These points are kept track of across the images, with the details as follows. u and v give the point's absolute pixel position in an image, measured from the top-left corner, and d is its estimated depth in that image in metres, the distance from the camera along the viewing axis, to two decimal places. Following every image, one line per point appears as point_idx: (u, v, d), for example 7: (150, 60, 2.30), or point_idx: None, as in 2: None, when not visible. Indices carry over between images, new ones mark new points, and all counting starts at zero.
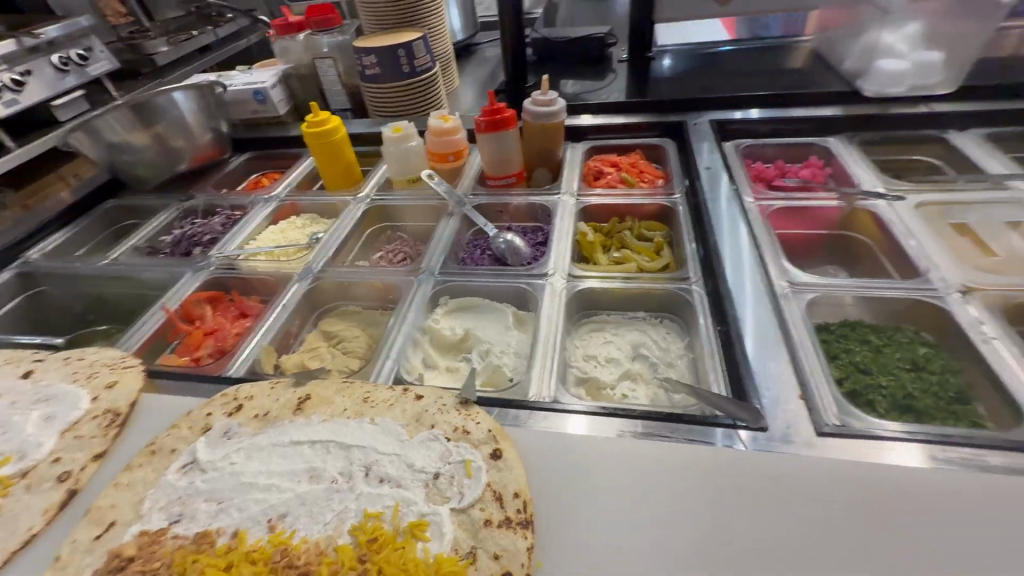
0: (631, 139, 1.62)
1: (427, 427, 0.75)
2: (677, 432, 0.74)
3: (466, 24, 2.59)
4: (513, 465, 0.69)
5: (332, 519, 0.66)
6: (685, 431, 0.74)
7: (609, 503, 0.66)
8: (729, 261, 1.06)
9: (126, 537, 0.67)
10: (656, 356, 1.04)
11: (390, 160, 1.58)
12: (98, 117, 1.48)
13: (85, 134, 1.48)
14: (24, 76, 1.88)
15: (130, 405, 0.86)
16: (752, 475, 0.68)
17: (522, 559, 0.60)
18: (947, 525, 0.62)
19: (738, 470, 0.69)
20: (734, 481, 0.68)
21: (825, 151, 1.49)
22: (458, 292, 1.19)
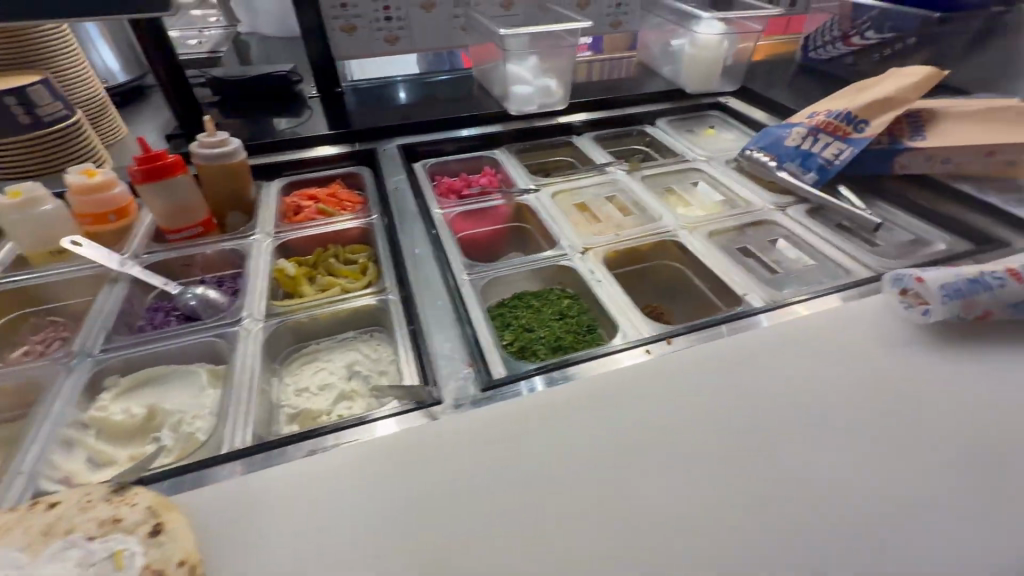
0: (328, 170, 1.66)
1: (61, 535, 0.62)
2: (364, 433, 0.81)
3: (126, 64, 2.25)
4: (178, 534, 0.63)
5: None
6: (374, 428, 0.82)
7: (301, 522, 0.70)
8: (415, 267, 1.19)
9: None
10: (370, 368, 1.09)
11: (15, 232, 1.26)
12: None
13: None
14: None
15: None
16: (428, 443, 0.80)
17: None
18: (568, 424, 0.82)
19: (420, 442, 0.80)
20: (415, 454, 0.78)
21: (494, 161, 1.79)
22: (133, 366, 1.02)
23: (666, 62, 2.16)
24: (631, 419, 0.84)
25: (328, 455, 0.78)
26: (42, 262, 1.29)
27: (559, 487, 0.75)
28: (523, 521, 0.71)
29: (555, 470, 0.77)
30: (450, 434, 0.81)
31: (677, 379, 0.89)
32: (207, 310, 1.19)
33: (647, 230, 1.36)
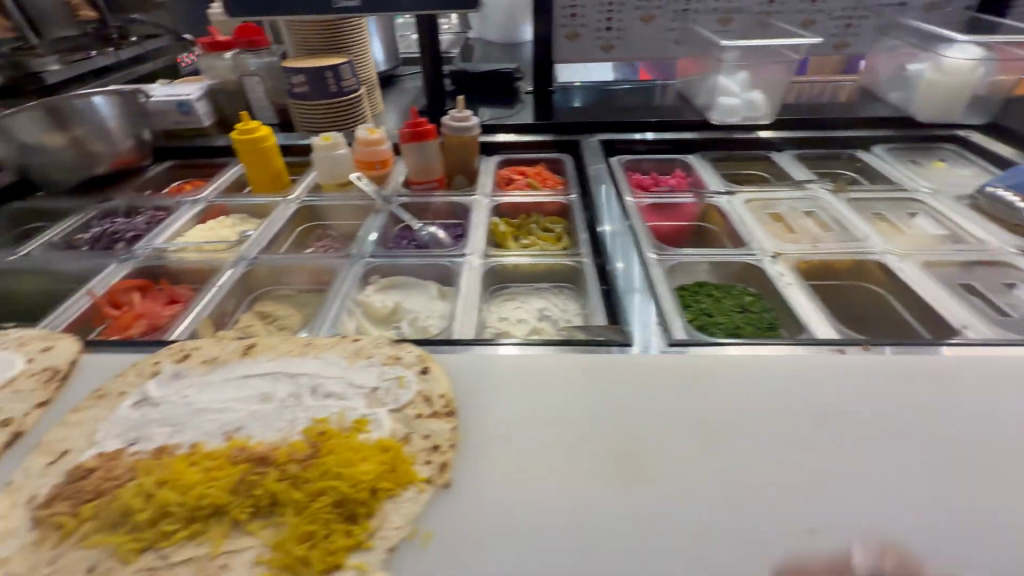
0: (537, 153, 1.90)
1: (365, 357, 0.90)
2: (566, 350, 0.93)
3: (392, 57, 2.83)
4: (439, 376, 0.85)
5: (284, 425, 0.77)
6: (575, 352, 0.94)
7: (517, 398, 0.83)
8: (610, 240, 1.34)
9: (83, 458, 0.73)
10: (558, 316, 1.26)
11: (319, 166, 1.71)
12: (9, 119, 1.50)
13: None
14: None
15: (72, 362, 0.91)
16: (623, 370, 0.90)
17: (448, 435, 0.76)
18: (760, 391, 0.86)
19: (618, 369, 0.90)
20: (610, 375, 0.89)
21: (686, 165, 1.86)
22: (387, 272, 1.34)
23: (898, 88, 2.00)
24: (824, 401, 0.84)
25: (539, 356, 0.91)
26: (330, 190, 1.74)
27: (746, 434, 0.79)
28: (710, 454, 0.76)
29: (742, 421, 0.81)
30: (643, 369, 0.90)
31: (876, 382, 0.87)
32: (437, 244, 1.49)
33: (847, 247, 1.32)
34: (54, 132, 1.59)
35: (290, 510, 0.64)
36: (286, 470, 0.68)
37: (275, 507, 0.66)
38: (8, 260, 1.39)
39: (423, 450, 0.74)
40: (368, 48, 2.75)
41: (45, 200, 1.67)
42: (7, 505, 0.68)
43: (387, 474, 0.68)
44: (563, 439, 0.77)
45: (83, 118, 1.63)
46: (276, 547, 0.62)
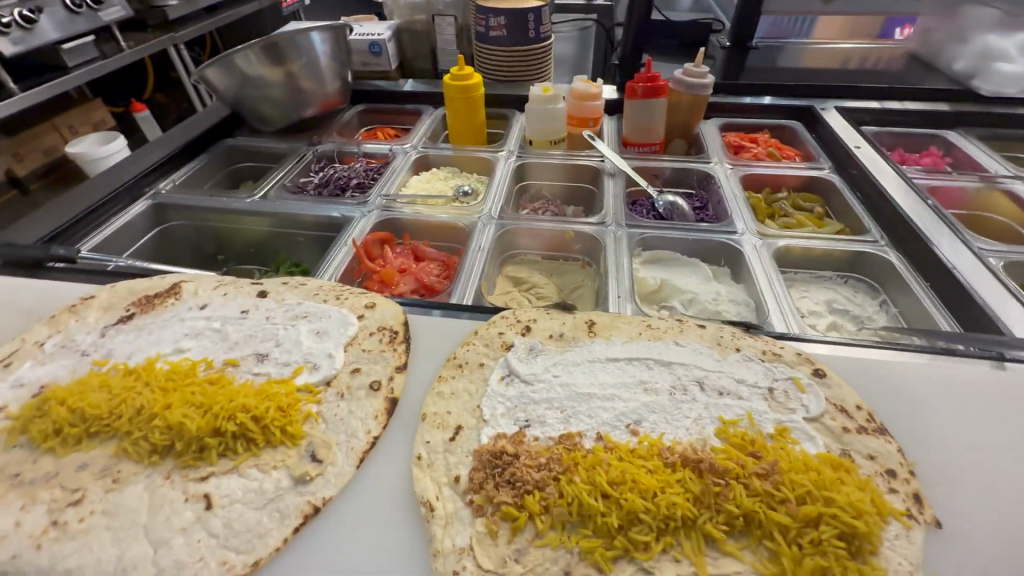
0: (758, 119, 1.70)
1: (734, 349, 0.79)
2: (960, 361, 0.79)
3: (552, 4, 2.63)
4: (840, 382, 0.73)
5: (692, 424, 0.68)
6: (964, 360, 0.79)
7: (945, 419, 0.71)
8: (918, 222, 1.14)
9: (484, 438, 0.67)
10: (853, 310, 1.11)
11: (532, 119, 1.58)
12: (237, 53, 1.44)
13: (220, 69, 1.45)
14: (36, 14, 2.06)
15: (405, 322, 0.85)
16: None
17: (898, 458, 0.64)
18: None
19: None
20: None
21: (944, 142, 1.60)
22: (647, 245, 1.22)
23: None
24: None
25: (941, 367, 0.77)
26: (543, 147, 1.61)
27: None
28: None
29: None
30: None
31: None
32: (680, 215, 1.36)
33: None
34: (273, 67, 1.53)
35: (778, 536, 0.56)
36: (751, 485, 0.59)
37: (748, 526, 0.58)
38: (246, 201, 1.37)
39: (874, 472, 0.63)
40: None
41: (256, 140, 1.65)
42: (433, 485, 0.62)
43: (872, 502, 0.58)
44: None
45: (300, 55, 1.54)
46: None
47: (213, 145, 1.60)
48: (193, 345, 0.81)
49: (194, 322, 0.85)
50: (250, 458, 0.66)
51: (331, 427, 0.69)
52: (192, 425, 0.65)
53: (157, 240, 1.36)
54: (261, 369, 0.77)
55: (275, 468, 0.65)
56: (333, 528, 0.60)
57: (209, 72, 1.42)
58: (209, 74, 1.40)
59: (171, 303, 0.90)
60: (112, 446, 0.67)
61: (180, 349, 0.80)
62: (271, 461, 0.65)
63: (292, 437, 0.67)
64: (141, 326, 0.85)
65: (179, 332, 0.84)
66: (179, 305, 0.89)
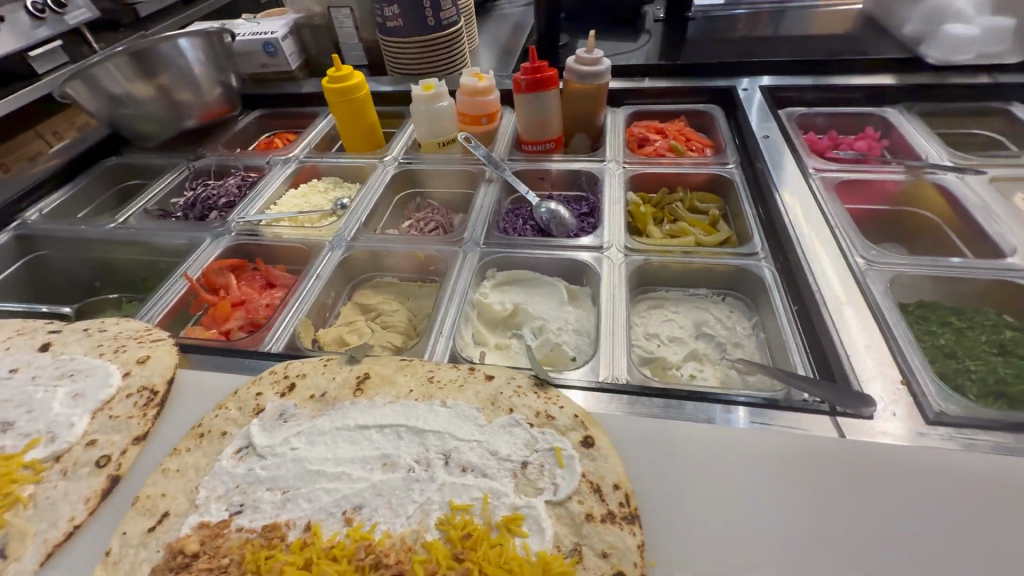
0: (675, 105, 1.53)
1: (505, 411, 0.69)
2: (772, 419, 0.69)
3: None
4: (608, 454, 0.63)
5: (414, 511, 0.60)
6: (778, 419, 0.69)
7: (725, 496, 0.62)
8: (800, 230, 1.00)
9: (183, 529, 0.61)
10: (721, 335, 0.99)
11: (418, 120, 1.46)
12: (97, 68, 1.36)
13: (82, 85, 1.36)
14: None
15: (168, 381, 0.78)
16: (878, 466, 0.64)
17: (635, 558, 0.55)
18: None
19: (875, 462, 0.64)
20: (853, 471, 0.64)
21: (884, 123, 1.39)
22: (506, 265, 1.12)
23: None
24: None
25: (731, 432, 0.68)
26: (428, 151, 1.50)
27: None
28: None
29: None
30: (909, 462, 0.64)
31: None
32: (558, 224, 1.24)
33: None
34: (143, 83, 1.44)
35: None
36: None
37: None
38: (107, 228, 1.32)
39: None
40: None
41: (139, 156, 1.59)
42: None
43: None
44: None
45: (169, 65, 1.45)
46: None
47: (94, 164, 1.55)
48: None
49: None
50: None
51: (37, 514, 0.64)
52: None
53: (23, 272, 1.33)
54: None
55: None
56: None
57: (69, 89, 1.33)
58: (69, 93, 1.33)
59: None
60: None
61: None
62: None
63: None
64: None
65: None
66: None
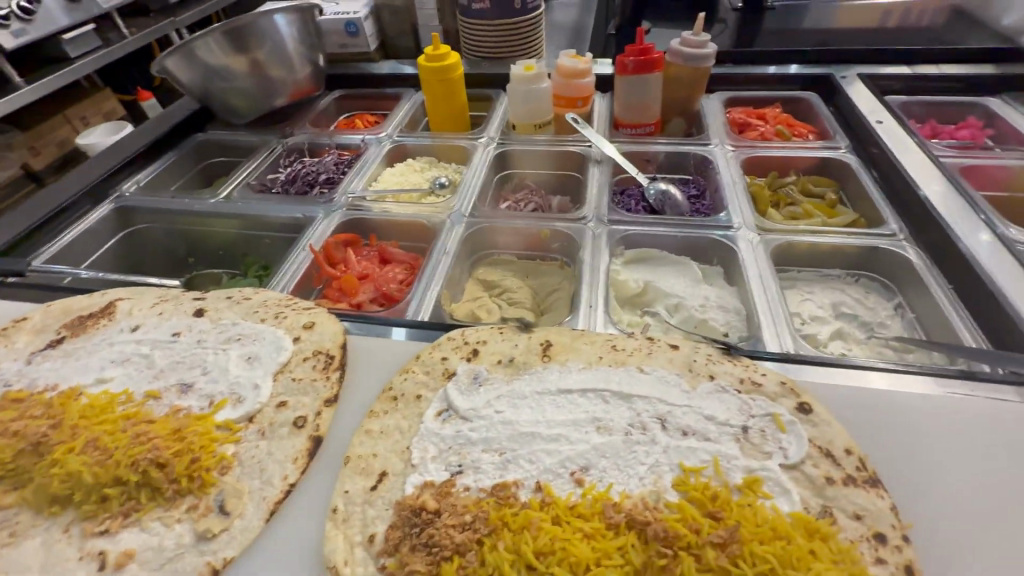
0: (769, 91, 1.51)
1: (707, 378, 0.69)
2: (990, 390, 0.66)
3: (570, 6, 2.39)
4: (829, 419, 0.62)
5: (646, 472, 0.59)
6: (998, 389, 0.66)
7: (971, 463, 0.59)
8: (945, 213, 0.98)
9: (408, 488, 0.60)
10: (862, 316, 0.98)
11: (516, 102, 1.46)
12: (196, 40, 1.36)
13: (181, 59, 1.36)
14: None
15: (341, 346, 0.77)
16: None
17: (891, 519, 0.54)
18: None
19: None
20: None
21: (987, 112, 1.39)
22: (631, 242, 1.10)
23: None
24: None
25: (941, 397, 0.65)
26: (527, 132, 1.49)
27: None
28: None
29: None
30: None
31: None
32: (673, 205, 1.23)
33: None
34: (239, 55, 1.44)
35: None
36: (703, 558, 0.49)
37: None
38: (210, 202, 1.32)
39: (860, 538, 0.53)
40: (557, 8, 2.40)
41: (224, 132, 1.57)
42: (344, 546, 0.55)
43: None
44: None
45: (266, 39, 1.45)
46: None
47: (182, 140, 1.54)
48: (117, 374, 0.75)
49: (123, 347, 0.80)
50: (153, 509, 0.60)
51: (245, 472, 0.63)
52: (84, 473, 0.60)
53: (123, 245, 1.32)
54: (184, 401, 0.71)
55: (179, 521, 0.59)
56: None
57: (167, 66, 1.35)
58: (166, 69, 1.35)
59: (104, 325, 0.84)
60: (13, 497, 0.62)
61: (103, 378, 0.75)
62: (174, 512, 0.59)
63: (199, 485, 0.61)
64: (71, 351, 0.80)
65: (107, 357, 0.78)
66: (111, 327, 0.84)
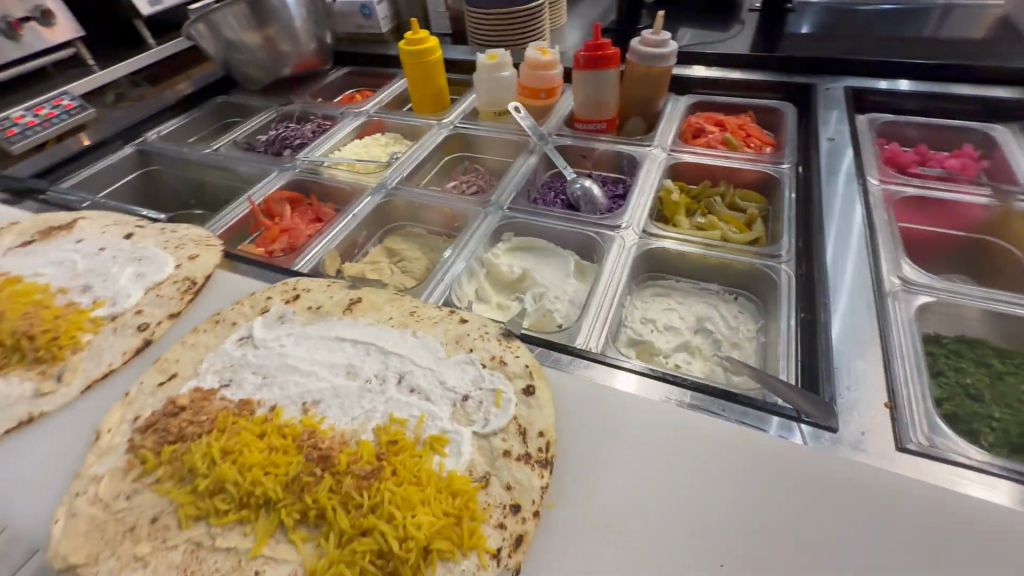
0: (744, 99, 1.44)
1: (465, 350, 0.74)
2: (729, 411, 0.65)
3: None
4: (544, 404, 0.66)
5: (360, 414, 0.67)
6: (739, 413, 0.65)
7: (656, 469, 0.60)
8: (831, 240, 0.92)
9: (182, 388, 0.73)
10: (720, 333, 0.95)
11: (480, 88, 1.52)
12: (218, 12, 1.56)
13: (206, 28, 1.56)
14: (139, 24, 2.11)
15: (205, 276, 0.93)
16: (831, 480, 0.58)
17: (534, 496, 0.58)
18: None
19: (835, 477, 0.58)
20: (810, 484, 0.58)
21: (989, 141, 1.22)
22: (522, 230, 1.15)
23: None
24: None
25: (669, 407, 0.65)
26: (488, 118, 1.55)
27: None
28: None
29: None
30: (876, 488, 0.57)
31: None
32: (587, 202, 1.24)
33: None
34: (252, 31, 1.64)
35: (334, 537, 0.54)
36: (340, 482, 0.57)
37: (323, 520, 0.56)
38: (204, 152, 1.54)
39: (501, 505, 0.58)
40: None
41: (241, 97, 1.81)
42: (116, 419, 0.70)
43: (449, 531, 0.54)
44: (670, 542, 0.54)
45: (277, 18, 1.65)
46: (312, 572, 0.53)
47: (208, 101, 1.80)
48: (49, 271, 0.97)
49: (63, 253, 1.01)
50: (18, 368, 0.79)
51: (88, 356, 0.81)
52: None
53: (140, 180, 1.59)
54: (79, 298, 0.91)
55: (29, 380, 0.77)
56: (37, 436, 0.71)
57: (195, 31, 1.54)
58: (194, 35, 1.55)
59: (62, 236, 1.07)
60: None
61: (37, 272, 0.96)
62: (30, 373, 0.78)
63: (51, 357, 0.79)
64: (31, 251, 1.03)
65: (50, 258, 1.00)
66: (65, 237, 1.06)
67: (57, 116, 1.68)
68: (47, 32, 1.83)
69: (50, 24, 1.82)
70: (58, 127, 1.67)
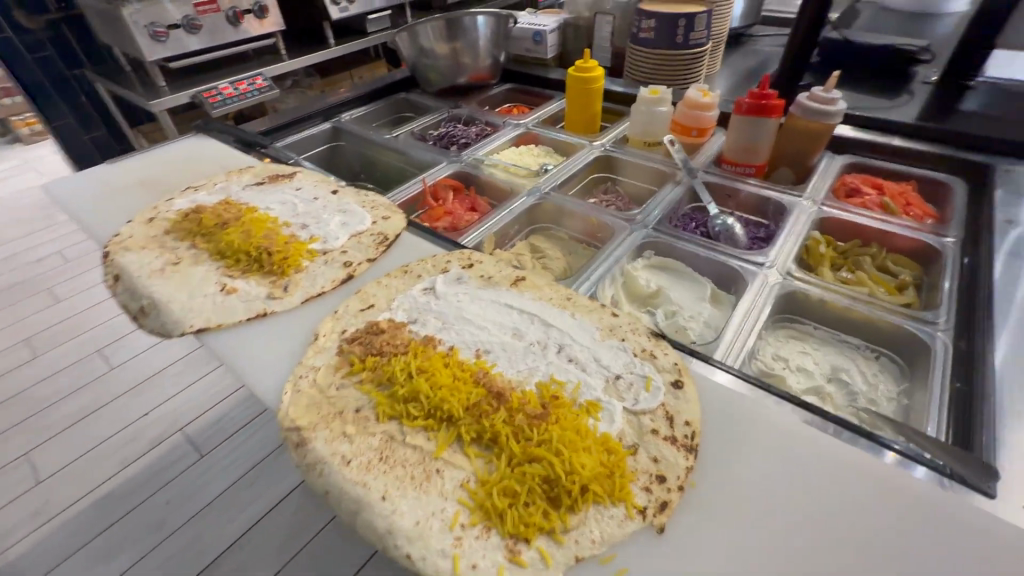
0: (908, 168, 1.41)
1: (617, 338, 0.83)
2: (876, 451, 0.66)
3: (758, 52, 2.39)
4: (690, 398, 0.73)
5: (525, 368, 0.78)
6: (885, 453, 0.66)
7: (798, 480, 0.63)
8: (999, 319, 0.89)
9: (379, 316, 0.89)
10: (856, 386, 0.95)
11: (635, 119, 1.63)
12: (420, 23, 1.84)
13: (407, 36, 1.86)
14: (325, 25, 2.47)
15: (396, 235, 1.10)
16: (987, 539, 0.57)
17: (679, 473, 0.64)
18: None
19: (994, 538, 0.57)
20: (965, 536, 0.57)
21: None
22: (663, 251, 1.22)
23: None
24: None
25: (812, 430, 0.68)
26: (637, 147, 1.66)
27: None
28: None
29: None
30: None
31: None
32: (728, 238, 1.28)
33: None
34: (444, 43, 1.90)
35: (505, 456, 0.64)
36: (513, 416, 0.68)
37: (493, 443, 0.67)
38: (384, 136, 1.79)
39: (647, 473, 0.65)
40: (745, 51, 2.43)
41: (417, 96, 2.08)
42: (330, 327, 0.87)
43: (605, 477, 0.62)
44: (809, 546, 0.57)
45: (466, 33, 1.89)
46: (483, 480, 0.63)
47: (391, 95, 2.08)
48: (277, 207, 1.20)
49: (286, 195, 1.25)
50: (257, 274, 1.00)
51: (306, 277, 1.00)
52: (235, 242, 1.03)
53: (327, 152, 1.88)
54: (299, 232, 1.12)
55: (264, 285, 0.98)
56: (270, 327, 0.90)
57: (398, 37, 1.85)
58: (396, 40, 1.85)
59: (285, 182, 1.32)
60: (206, 245, 1.09)
61: (269, 206, 1.20)
62: (265, 279, 0.99)
63: (281, 272, 0.99)
64: (263, 189, 1.28)
65: (276, 198, 1.25)
66: (288, 184, 1.31)
67: (250, 91, 2.11)
68: (259, 24, 2.21)
69: (263, 18, 2.20)
70: (248, 99, 2.09)
